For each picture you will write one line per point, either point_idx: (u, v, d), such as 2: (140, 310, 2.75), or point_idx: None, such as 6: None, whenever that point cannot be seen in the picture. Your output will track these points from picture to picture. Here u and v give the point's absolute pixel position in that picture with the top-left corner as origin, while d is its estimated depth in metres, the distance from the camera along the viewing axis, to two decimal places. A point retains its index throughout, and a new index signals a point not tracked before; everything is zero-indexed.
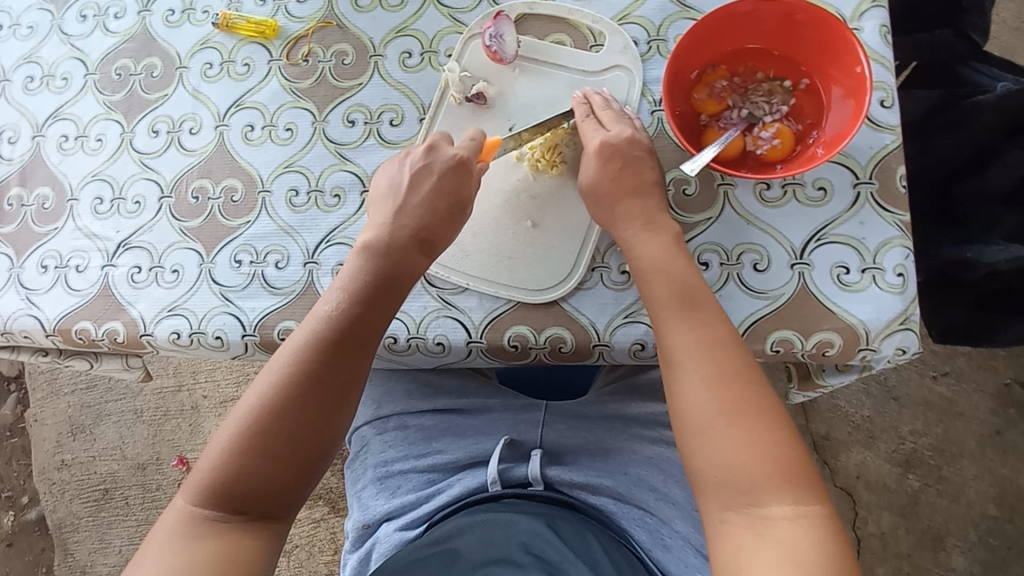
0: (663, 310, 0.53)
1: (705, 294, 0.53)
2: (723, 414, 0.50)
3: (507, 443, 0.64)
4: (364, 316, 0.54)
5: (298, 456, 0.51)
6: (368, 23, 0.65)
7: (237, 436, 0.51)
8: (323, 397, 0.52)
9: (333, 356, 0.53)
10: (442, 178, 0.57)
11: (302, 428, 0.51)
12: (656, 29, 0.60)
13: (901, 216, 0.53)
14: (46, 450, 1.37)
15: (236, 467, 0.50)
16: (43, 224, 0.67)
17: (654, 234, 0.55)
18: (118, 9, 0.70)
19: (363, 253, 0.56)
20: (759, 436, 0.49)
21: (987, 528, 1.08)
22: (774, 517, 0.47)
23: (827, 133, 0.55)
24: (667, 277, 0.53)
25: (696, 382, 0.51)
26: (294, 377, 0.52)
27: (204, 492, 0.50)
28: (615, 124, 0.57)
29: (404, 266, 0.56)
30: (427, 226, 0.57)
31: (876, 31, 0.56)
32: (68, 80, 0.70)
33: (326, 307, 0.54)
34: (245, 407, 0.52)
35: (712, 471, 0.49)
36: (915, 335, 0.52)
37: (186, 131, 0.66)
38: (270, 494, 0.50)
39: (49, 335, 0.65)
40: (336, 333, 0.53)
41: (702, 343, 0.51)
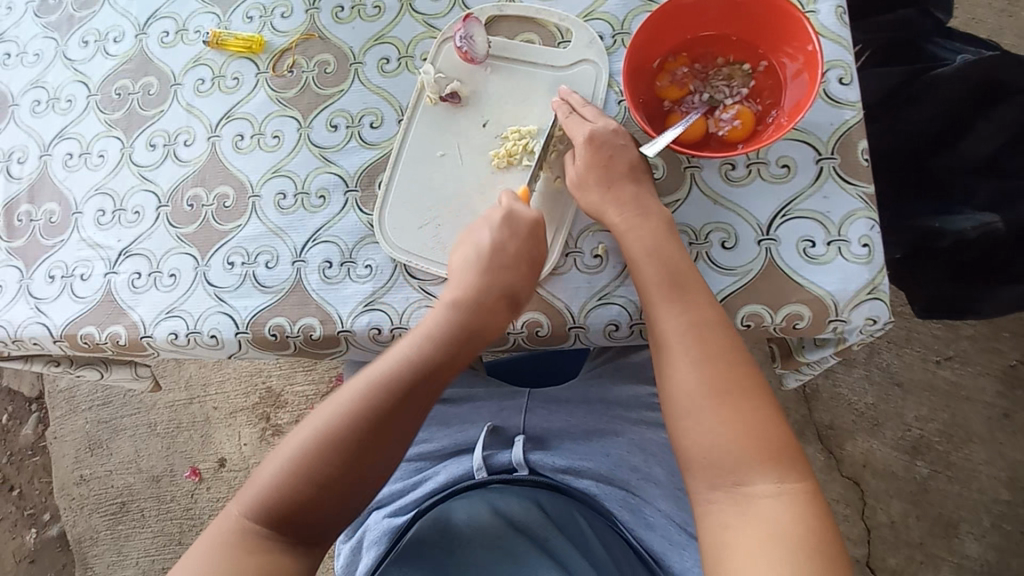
0: (653, 294, 0.54)
1: (695, 277, 0.54)
2: (711, 395, 0.51)
3: (490, 429, 0.66)
4: (437, 360, 0.57)
5: (350, 489, 0.53)
6: (348, 33, 0.69)
7: (296, 460, 0.53)
8: (384, 436, 0.54)
9: (399, 400, 0.55)
10: (514, 242, 0.57)
11: (362, 464, 0.53)
12: (620, 24, 0.63)
13: (864, 188, 0.55)
14: (66, 467, 1.41)
15: (292, 485, 0.52)
16: (50, 237, 0.71)
17: (644, 219, 0.56)
18: (117, 34, 0.75)
19: (447, 303, 0.58)
20: (744, 416, 0.50)
21: (1000, 513, 1.06)
22: (756, 494, 0.48)
23: (786, 109, 0.57)
24: (656, 260, 0.54)
25: (684, 364, 0.53)
26: (359, 416, 0.54)
27: (256, 506, 0.52)
28: (602, 117, 0.59)
29: (487, 322, 0.58)
30: (513, 282, 0.58)
31: (832, 13, 0.58)
32: (71, 102, 0.75)
33: (405, 346, 0.57)
34: (308, 431, 0.54)
35: (701, 451, 0.51)
36: (884, 304, 0.53)
37: (181, 144, 0.70)
38: (314, 523, 0.52)
39: (57, 340, 0.69)
40: (407, 376, 0.56)
41: (692, 327, 0.53)
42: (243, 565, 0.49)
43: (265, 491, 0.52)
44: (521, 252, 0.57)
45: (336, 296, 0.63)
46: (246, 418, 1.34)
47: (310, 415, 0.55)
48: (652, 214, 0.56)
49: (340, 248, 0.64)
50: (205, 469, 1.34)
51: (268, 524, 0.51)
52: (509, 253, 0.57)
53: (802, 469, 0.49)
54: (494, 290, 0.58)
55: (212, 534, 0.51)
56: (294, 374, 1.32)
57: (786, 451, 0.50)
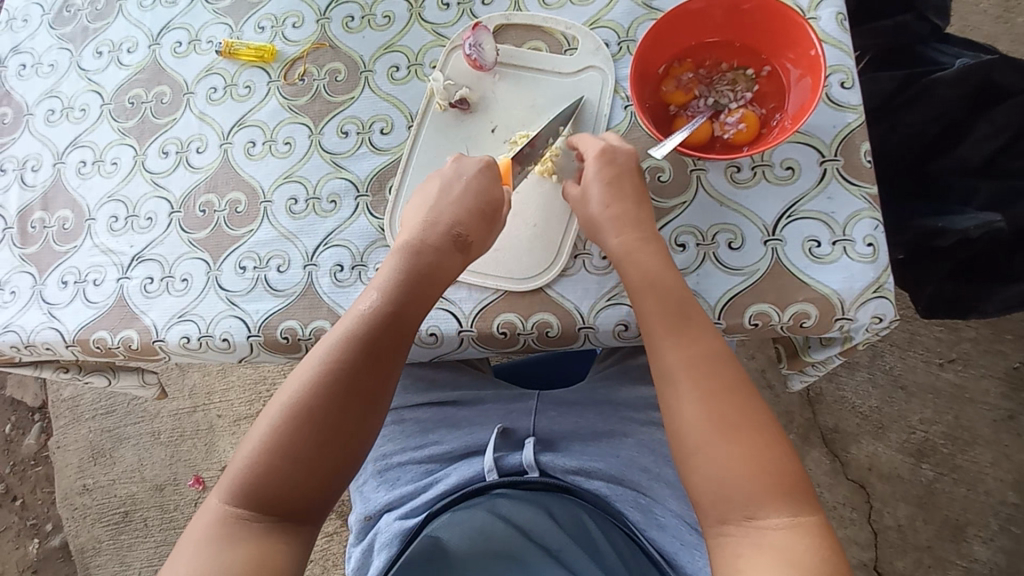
0: (657, 325, 0.55)
1: (695, 309, 0.55)
2: (719, 430, 0.51)
3: (500, 431, 0.67)
4: (399, 312, 0.56)
5: (326, 455, 0.52)
6: (358, 42, 0.70)
7: (267, 436, 0.52)
8: (351, 391, 0.54)
9: (365, 356, 0.55)
10: (473, 180, 0.60)
11: (331, 423, 0.53)
12: (625, 31, 0.64)
13: (868, 189, 0.56)
14: (69, 476, 1.41)
15: (269, 462, 0.51)
16: (63, 243, 0.72)
17: (644, 245, 0.56)
18: (130, 44, 0.76)
19: (400, 251, 0.59)
20: (753, 448, 0.50)
21: (1009, 516, 1.06)
22: (768, 526, 0.48)
23: (790, 112, 0.58)
24: (654, 292, 0.55)
25: (691, 397, 0.53)
26: (325, 378, 0.53)
27: (235, 491, 0.51)
28: (616, 138, 0.60)
29: (442, 264, 0.59)
30: (462, 222, 0.59)
31: (832, 19, 0.59)
32: (85, 111, 0.76)
33: (363, 303, 0.57)
34: (277, 405, 0.53)
35: (711, 486, 0.50)
36: (890, 303, 0.53)
37: (194, 151, 0.71)
38: (294, 497, 0.51)
39: (70, 345, 0.69)
40: (368, 330, 0.55)
41: (694, 360, 0.53)
42: (231, 553, 0.48)
43: (243, 473, 0.51)
44: (467, 190, 0.59)
45: (348, 299, 0.63)
46: (251, 425, 1.34)
47: (277, 393, 0.55)
48: (652, 238, 0.57)
49: (351, 251, 0.65)
50: (209, 478, 1.34)
51: (251, 509, 0.50)
52: (457, 194, 0.59)
53: (811, 498, 0.49)
54: (443, 229, 0.59)
55: (197, 530, 0.51)
56: None
57: (795, 482, 0.49)
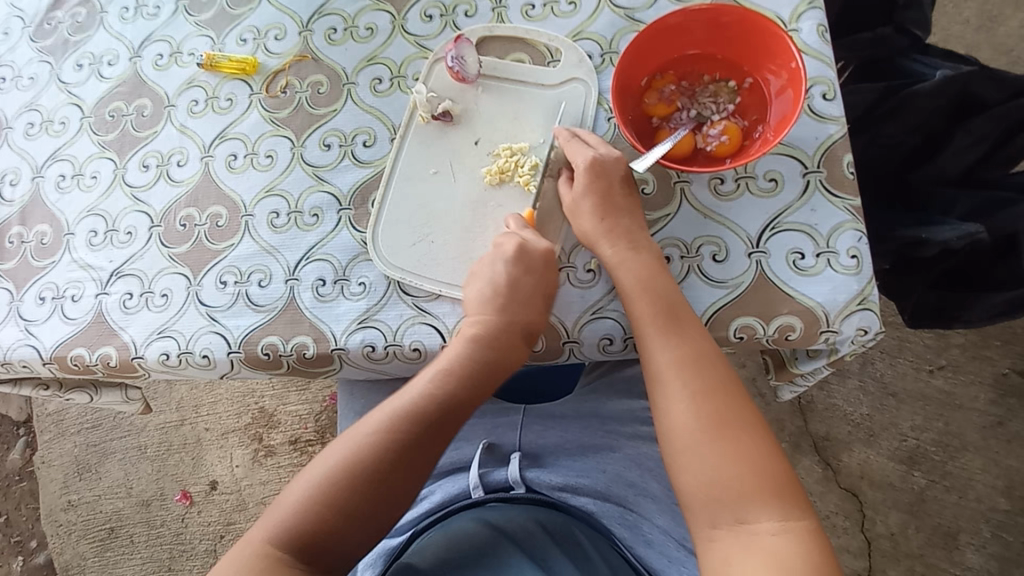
0: (649, 327, 0.54)
1: (687, 312, 0.55)
2: (710, 431, 0.51)
3: (485, 446, 0.66)
4: (462, 396, 0.57)
5: (370, 514, 0.52)
6: (341, 54, 0.70)
7: (321, 488, 0.52)
8: (409, 469, 0.54)
9: (427, 434, 0.55)
10: (545, 277, 0.58)
11: (383, 492, 0.53)
12: (608, 43, 0.64)
13: (851, 201, 0.55)
14: (53, 492, 1.38)
15: (319, 516, 0.51)
16: (41, 258, 0.71)
17: (637, 252, 0.56)
18: (111, 57, 0.75)
19: (467, 337, 0.58)
20: (742, 452, 0.50)
21: (1001, 522, 1.05)
22: (761, 531, 0.48)
23: (772, 124, 0.58)
24: (648, 293, 0.54)
25: (682, 398, 0.53)
26: (384, 449, 0.54)
27: (279, 533, 0.51)
28: (603, 145, 0.60)
29: (506, 356, 0.58)
30: (533, 320, 0.59)
31: (813, 31, 0.59)
32: (65, 124, 0.75)
33: (425, 376, 0.57)
34: (333, 460, 0.53)
35: (702, 489, 0.50)
36: (874, 314, 0.53)
37: (175, 164, 0.70)
38: (331, 551, 0.51)
39: (46, 363, 0.68)
40: (434, 409, 0.56)
41: (685, 359, 0.53)
42: None
43: (288, 522, 0.51)
44: (536, 289, 0.58)
45: (329, 314, 0.63)
46: (239, 439, 1.32)
47: (331, 447, 0.55)
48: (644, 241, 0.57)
49: (334, 266, 0.64)
50: (196, 492, 1.32)
51: (288, 556, 0.50)
52: (528, 291, 0.58)
53: (802, 502, 0.49)
54: (516, 327, 0.58)
55: (232, 563, 0.50)
56: (287, 394, 1.31)
57: (784, 485, 0.49)
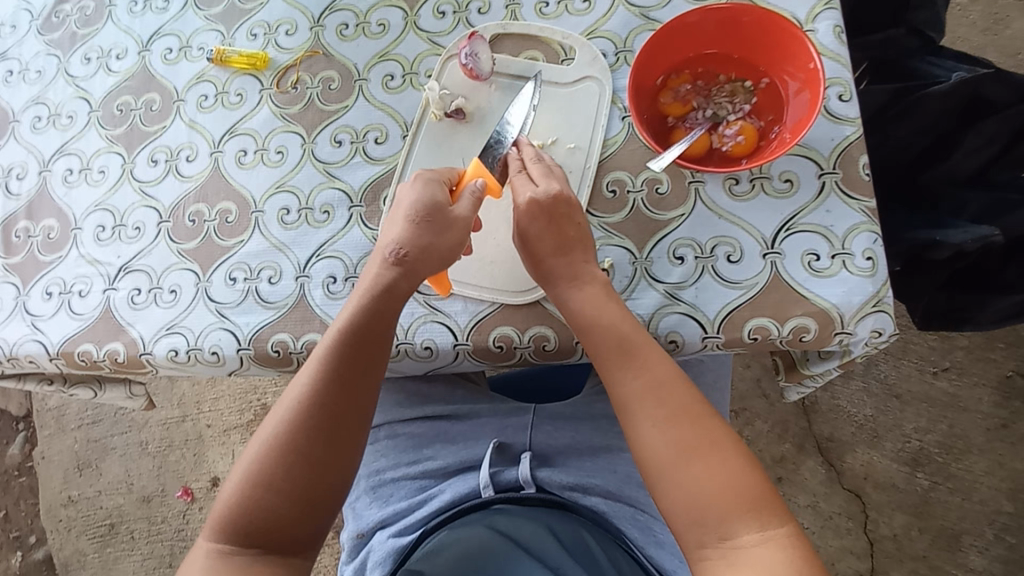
0: (609, 358, 0.54)
1: (642, 340, 0.54)
2: (682, 457, 0.51)
3: (496, 446, 0.65)
4: (363, 343, 0.55)
5: (314, 491, 0.53)
6: (353, 50, 0.69)
7: (250, 474, 0.53)
8: (328, 429, 0.54)
9: (335, 389, 0.54)
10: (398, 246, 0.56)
11: (314, 461, 0.53)
12: (622, 42, 0.64)
13: (866, 202, 0.55)
14: (53, 487, 1.38)
15: (253, 502, 0.52)
16: (48, 253, 0.70)
17: (580, 286, 0.56)
18: (119, 51, 0.75)
19: (360, 286, 0.57)
20: (718, 471, 0.50)
21: (1004, 525, 1.06)
22: (749, 544, 0.47)
23: (789, 125, 0.58)
24: (602, 327, 0.54)
25: (648, 424, 0.52)
26: (299, 417, 0.53)
27: (223, 526, 0.52)
28: (545, 179, 0.57)
29: (401, 298, 0.56)
30: (410, 252, 0.56)
31: (829, 32, 0.59)
32: (72, 118, 0.74)
33: (329, 336, 0.56)
34: (258, 445, 0.54)
35: (680, 511, 0.50)
36: (889, 317, 0.53)
37: (183, 159, 0.70)
38: (287, 533, 0.52)
39: (53, 358, 0.67)
40: (337, 364, 0.54)
41: (647, 388, 0.53)
42: None
43: (229, 514, 0.52)
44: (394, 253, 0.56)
45: (341, 311, 0.62)
46: (241, 435, 1.31)
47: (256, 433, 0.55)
48: (588, 280, 0.56)
49: (345, 263, 0.63)
50: (198, 489, 1.31)
51: (240, 544, 0.51)
52: (414, 232, 0.56)
53: (784, 512, 0.49)
54: (397, 261, 0.56)
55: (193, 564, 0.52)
56: None
57: (767, 499, 0.49)
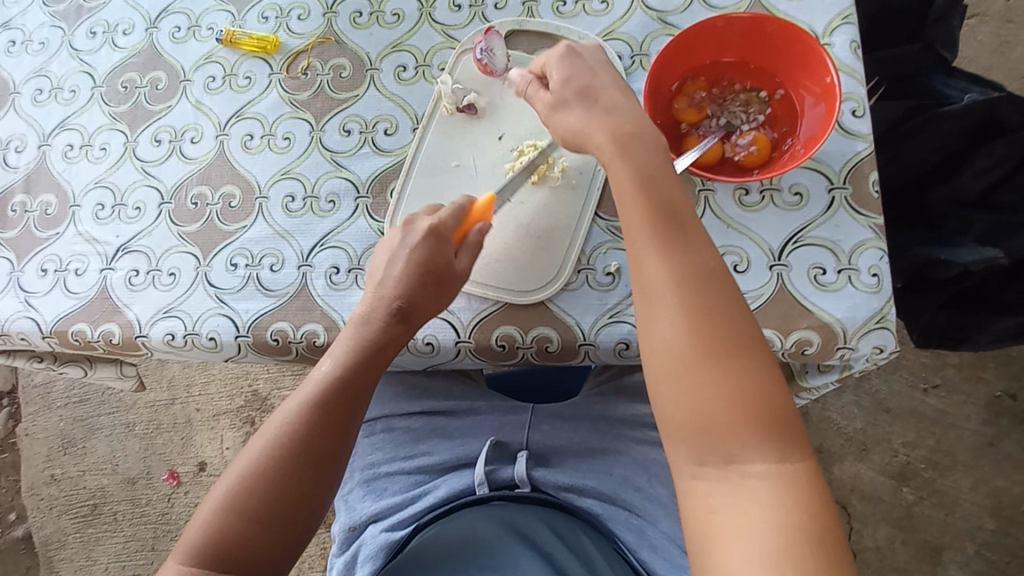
0: (639, 238, 0.50)
1: (689, 220, 0.51)
2: (699, 356, 0.46)
3: (494, 443, 0.65)
4: (354, 380, 0.55)
5: (293, 514, 0.52)
6: (366, 39, 0.68)
7: (226, 498, 0.51)
8: (311, 460, 0.53)
9: (321, 421, 0.54)
10: (415, 252, 0.56)
11: (295, 487, 0.52)
12: (639, 45, 0.63)
13: (874, 219, 0.55)
14: (36, 465, 1.36)
15: (226, 526, 0.50)
16: (44, 229, 0.69)
17: (628, 152, 0.53)
18: (126, 26, 0.73)
19: (355, 322, 0.57)
20: (735, 390, 0.45)
21: (985, 541, 1.07)
22: (751, 474, 0.44)
23: (801, 139, 0.58)
24: (642, 205, 0.51)
25: (670, 316, 0.47)
26: (282, 446, 0.53)
27: (191, 553, 0.50)
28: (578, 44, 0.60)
29: (392, 338, 0.56)
30: (410, 292, 0.56)
31: (846, 47, 0.59)
32: (75, 93, 0.73)
33: (320, 368, 0.55)
34: (238, 470, 0.52)
35: (687, 416, 0.46)
36: (891, 333, 0.53)
37: (188, 140, 0.69)
38: (261, 557, 0.51)
39: (46, 337, 0.66)
40: (327, 396, 0.54)
41: (676, 275, 0.48)
42: None
43: (199, 540, 0.50)
44: (409, 263, 0.56)
45: (342, 303, 0.62)
46: (230, 421, 1.30)
47: (236, 457, 0.54)
48: (642, 137, 0.53)
49: (349, 254, 0.63)
50: (184, 473, 1.30)
51: (207, 572, 0.49)
52: (407, 271, 0.56)
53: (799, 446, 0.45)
54: (392, 299, 0.56)
55: None
56: (282, 378, 1.30)
57: (783, 426, 0.45)
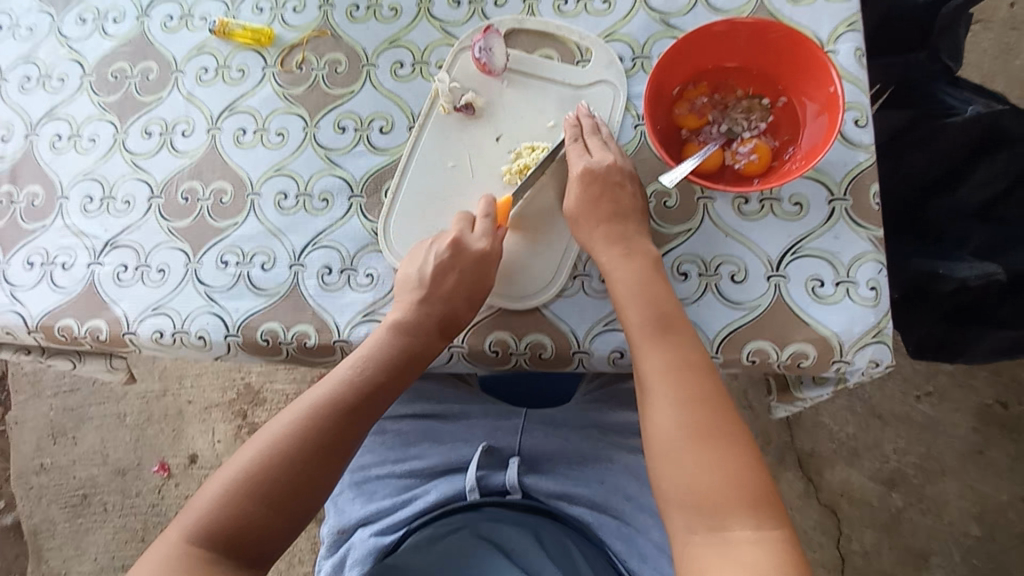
0: (639, 332, 0.53)
1: (682, 320, 0.53)
2: (692, 438, 0.49)
3: (484, 450, 0.64)
4: (379, 385, 0.56)
5: (298, 510, 0.53)
6: (362, 33, 0.67)
7: (238, 479, 0.52)
8: (327, 457, 0.54)
9: (343, 421, 0.55)
10: (466, 271, 0.56)
11: (306, 483, 0.53)
12: (641, 47, 0.62)
13: (874, 231, 0.55)
14: (26, 454, 1.35)
15: (233, 508, 0.51)
16: (31, 221, 0.68)
17: (632, 255, 0.55)
18: (117, 14, 0.72)
19: (388, 324, 0.58)
20: (726, 461, 0.48)
21: (970, 547, 1.08)
22: (737, 539, 0.46)
23: (803, 148, 0.57)
24: (641, 300, 0.53)
25: (667, 403, 0.51)
26: (302, 437, 0.54)
27: (196, 526, 0.50)
28: (600, 151, 0.57)
29: (422, 349, 0.57)
30: (450, 308, 0.57)
31: (851, 54, 0.58)
32: (63, 81, 0.71)
33: (348, 367, 0.57)
34: (253, 451, 0.53)
35: (679, 491, 0.49)
36: (887, 347, 0.53)
37: (179, 134, 0.67)
38: (260, 546, 0.51)
39: (31, 331, 0.65)
40: (353, 398, 0.56)
41: (675, 366, 0.51)
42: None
43: (204, 514, 0.51)
44: (459, 285, 0.56)
45: (334, 303, 0.61)
46: (222, 413, 1.29)
47: (252, 437, 0.55)
48: (643, 256, 0.55)
49: (341, 254, 0.62)
50: (175, 465, 1.30)
51: (207, 547, 0.50)
52: (452, 281, 0.57)
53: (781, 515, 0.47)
54: (427, 312, 0.57)
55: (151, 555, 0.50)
56: (275, 372, 1.29)
57: (767, 497, 0.48)
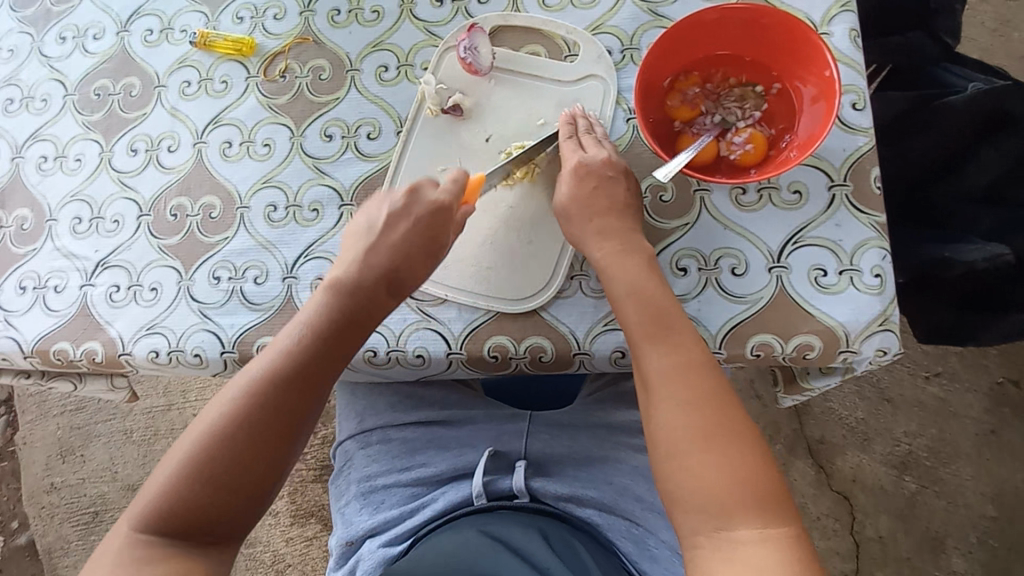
0: (638, 331, 0.52)
1: (681, 319, 0.52)
2: (698, 438, 0.48)
3: (490, 454, 0.64)
4: (323, 348, 0.53)
5: (246, 488, 0.50)
6: (345, 38, 0.66)
7: (183, 462, 0.49)
8: (272, 427, 0.51)
9: (286, 390, 0.52)
10: (420, 219, 0.55)
11: (251, 456, 0.50)
12: (629, 38, 0.61)
13: (877, 217, 0.53)
14: (35, 473, 1.35)
15: (181, 491, 0.48)
16: (21, 245, 0.67)
17: (628, 253, 0.54)
18: (96, 30, 0.71)
19: (332, 287, 0.55)
20: (733, 460, 0.47)
21: (987, 528, 1.07)
22: (742, 539, 0.45)
23: (799, 136, 0.56)
24: (637, 299, 0.52)
25: (671, 403, 0.49)
26: (243, 411, 0.51)
27: (146, 515, 0.48)
28: (594, 146, 0.57)
29: (370, 308, 0.55)
30: (398, 263, 0.56)
31: (846, 36, 0.56)
32: (47, 101, 0.70)
33: (289, 335, 0.54)
34: (197, 432, 0.51)
35: (686, 493, 0.47)
36: (895, 336, 0.52)
37: (165, 149, 0.66)
38: (215, 525, 0.49)
39: (27, 356, 0.64)
40: (292, 366, 0.52)
41: (677, 364, 0.50)
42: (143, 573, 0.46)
43: (154, 501, 0.48)
44: (409, 231, 0.56)
45: None
46: None
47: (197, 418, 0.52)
48: (641, 252, 0.54)
49: None
50: None
51: (160, 533, 0.48)
52: (399, 236, 0.56)
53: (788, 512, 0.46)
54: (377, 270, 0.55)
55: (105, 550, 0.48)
56: None
57: (773, 494, 0.46)
